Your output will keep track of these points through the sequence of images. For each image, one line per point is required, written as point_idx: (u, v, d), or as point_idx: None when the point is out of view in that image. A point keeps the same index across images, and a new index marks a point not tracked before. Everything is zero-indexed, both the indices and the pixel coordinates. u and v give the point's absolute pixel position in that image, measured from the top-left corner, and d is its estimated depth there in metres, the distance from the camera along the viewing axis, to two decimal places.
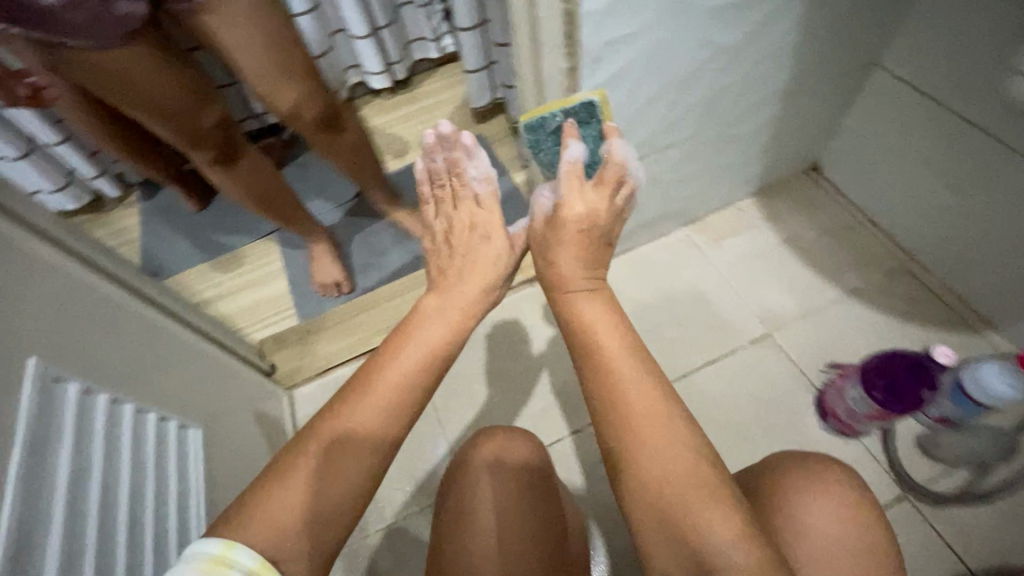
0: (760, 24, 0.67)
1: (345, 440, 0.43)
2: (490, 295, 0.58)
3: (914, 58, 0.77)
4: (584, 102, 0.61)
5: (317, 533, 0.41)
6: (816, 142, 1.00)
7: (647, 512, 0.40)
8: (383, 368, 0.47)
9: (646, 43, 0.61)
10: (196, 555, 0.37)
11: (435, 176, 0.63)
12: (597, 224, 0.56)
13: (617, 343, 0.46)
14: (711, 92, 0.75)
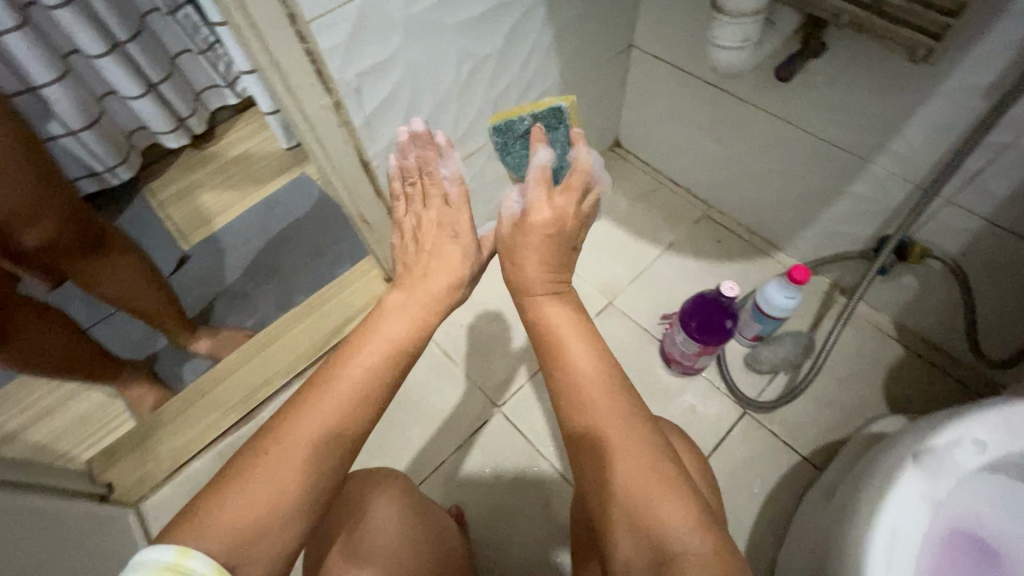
0: (511, 31, 0.72)
1: (314, 441, 0.41)
2: (457, 293, 0.58)
3: (657, 35, 0.88)
4: (553, 107, 0.70)
5: (281, 534, 0.39)
6: (612, 121, 1.10)
7: (615, 507, 0.43)
8: (347, 364, 0.46)
9: (402, 66, 0.63)
10: (144, 564, 0.34)
11: (407, 173, 0.61)
12: (562, 232, 0.58)
13: (582, 348, 0.50)
14: (491, 100, 0.79)
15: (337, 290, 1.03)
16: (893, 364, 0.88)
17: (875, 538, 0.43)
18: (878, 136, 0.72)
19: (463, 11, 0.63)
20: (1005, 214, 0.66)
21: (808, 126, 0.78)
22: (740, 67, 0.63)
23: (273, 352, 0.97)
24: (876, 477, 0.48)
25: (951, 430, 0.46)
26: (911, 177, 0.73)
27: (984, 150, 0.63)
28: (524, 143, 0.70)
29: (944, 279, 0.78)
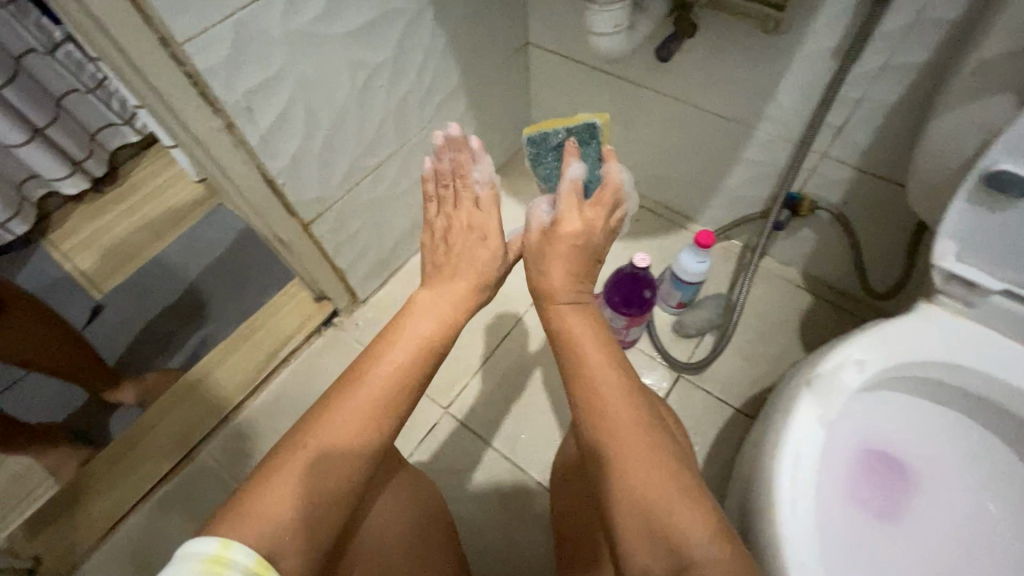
0: (401, 38, 0.73)
1: (346, 440, 0.43)
2: (482, 294, 0.58)
3: (548, 32, 0.92)
4: (587, 123, 0.65)
5: (314, 530, 0.41)
6: (522, 118, 1.13)
7: (633, 515, 0.42)
8: (378, 361, 0.47)
9: (293, 81, 0.63)
10: (190, 556, 0.35)
11: (441, 177, 0.62)
12: (588, 244, 0.58)
13: (604, 355, 0.50)
14: (393, 107, 0.80)
15: (266, 318, 1.00)
16: (805, 312, 0.95)
17: (782, 462, 0.47)
18: (755, 104, 0.78)
19: (347, 22, 0.64)
20: (870, 162, 0.73)
21: (695, 102, 0.84)
22: (619, 52, 0.68)
23: (205, 391, 0.93)
24: (779, 411, 0.52)
25: (836, 355, 0.52)
26: (789, 138, 0.79)
27: (842, 106, 0.70)
28: (556, 157, 0.68)
29: (834, 228, 0.86)
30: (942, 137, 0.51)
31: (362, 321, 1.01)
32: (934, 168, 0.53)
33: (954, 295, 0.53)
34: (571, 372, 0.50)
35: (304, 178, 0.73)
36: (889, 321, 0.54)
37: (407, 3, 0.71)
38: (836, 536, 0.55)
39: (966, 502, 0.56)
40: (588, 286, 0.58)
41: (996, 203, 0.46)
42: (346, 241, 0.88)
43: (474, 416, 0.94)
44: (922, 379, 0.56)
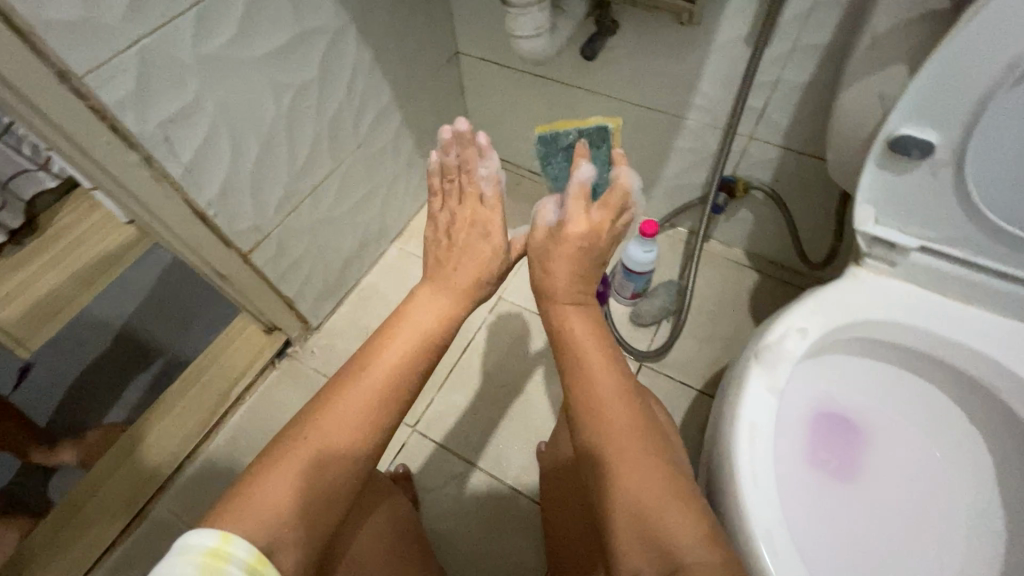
0: (325, 56, 0.72)
1: (346, 435, 0.42)
2: (483, 291, 0.55)
3: (475, 40, 0.92)
4: (598, 127, 0.72)
5: (313, 526, 0.40)
6: (461, 127, 1.12)
7: (629, 519, 0.42)
8: (381, 353, 0.46)
9: (212, 108, 0.61)
10: (188, 548, 0.34)
11: (446, 171, 0.57)
12: (595, 246, 0.55)
13: (604, 361, 0.49)
14: (325, 126, 0.78)
15: (214, 356, 0.95)
16: (753, 289, 0.99)
17: (738, 435, 0.48)
18: (682, 94, 0.81)
19: (264, 44, 0.63)
20: (793, 140, 0.77)
21: (626, 97, 0.86)
22: (544, 53, 0.68)
23: (154, 442, 0.88)
24: (731, 388, 0.53)
25: (778, 326, 0.54)
26: (717, 124, 0.82)
27: (761, 89, 0.73)
28: (565, 157, 0.75)
29: (769, 205, 0.90)
30: (849, 110, 0.54)
31: (318, 348, 0.98)
32: (845, 140, 0.57)
33: (879, 257, 0.56)
34: (570, 367, 0.50)
35: (237, 206, 0.70)
36: (824, 288, 0.57)
37: (326, 21, 0.70)
38: (797, 500, 0.57)
39: (912, 450, 0.59)
40: (591, 287, 0.56)
41: (899, 165, 0.49)
42: (291, 267, 0.85)
43: (444, 428, 0.91)
44: (860, 339, 0.59)
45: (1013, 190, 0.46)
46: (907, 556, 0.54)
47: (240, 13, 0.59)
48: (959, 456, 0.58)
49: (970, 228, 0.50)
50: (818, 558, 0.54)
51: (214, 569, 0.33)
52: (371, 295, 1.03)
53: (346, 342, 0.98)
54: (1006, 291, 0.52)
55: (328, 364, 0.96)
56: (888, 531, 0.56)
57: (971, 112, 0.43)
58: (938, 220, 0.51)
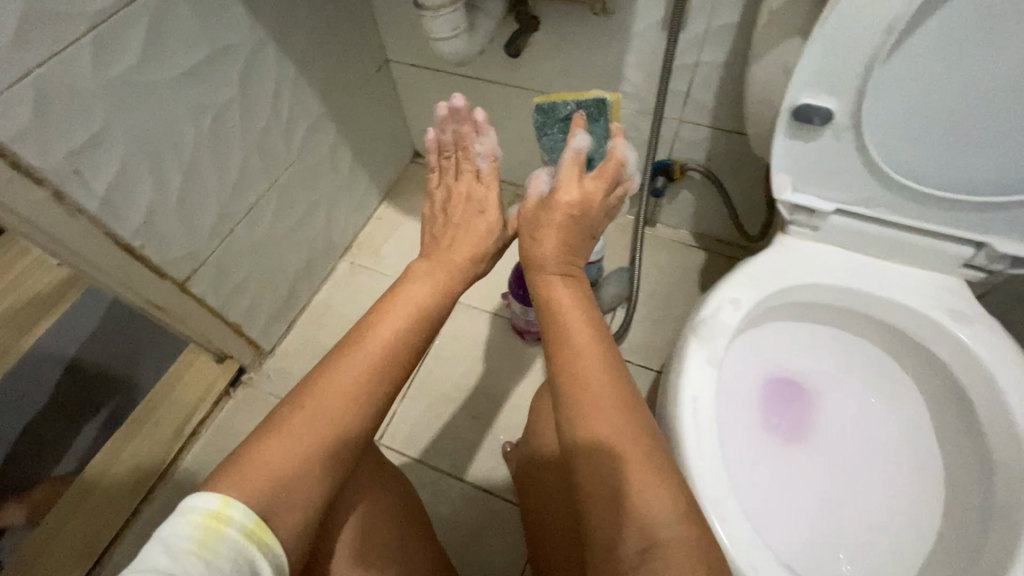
0: (244, 73, 0.71)
1: (338, 407, 0.43)
2: (479, 265, 0.56)
3: (402, 46, 0.92)
4: (598, 99, 0.63)
5: (309, 492, 0.41)
6: (401, 135, 1.11)
7: (606, 494, 0.43)
8: (374, 329, 0.46)
9: (125, 136, 0.59)
10: (192, 509, 0.37)
11: (444, 148, 0.58)
12: (582, 218, 0.54)
13: (591, 333, 0.49)
14: (253, 145, 0.76)
15: (165, 392, 0.91)
16: (701, 267, 1.01)
17: (682, 408, 0.49)
18: (609, 83, 0.82)
19: (173, 66, 0.61)
20: (719, 119, 0.79)
21: (557, 91, 0.86)
22: (466, 53, 0.69)
23: (107, 487, 0.84)
24: (674, 361, 0.54)
25: (712, 300, 0.55)
26: (647, 110, 0.84)
27: (683, 72, 0.75)
28: (563, 128, 0.66)
29: (706, 184, 0.92)
30: (757, 85, 0.56)
31: (273, 372, 0.95)
32: (758, 114, 0.58)
33: (802, 223, 0.58)
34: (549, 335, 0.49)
35: (166, 235, 0.68)
36: (754, 258, 0.59)
37: (240, 38, 0.69)
38: (749, 468, 0.58)
39: (854, 406, 0.62)
40: (579, 260, 0.55)
41: (807, 134, 0.51)
42: (234, 293, 0.82)
43: (411, 438, 0.89)
44: (794, 304, 0.61)
45: (908, 145, 0.50)
46: (855, 509, 0.56)
47: (143, 36, 0.57)
48: (896, 407, 0.61)
49: (878, 187, 0.53)
50: (772, 520, 0.56)
51: (213, 530, 0.36)
52: (324, 313, 1.01)
53: (302, 363, 0.96)
54: (919, 243, 0.54)
55: (285, 386, 0.94)
56: (837, 487, 0.58)
57: (861, 74, 0.46)
58: (850, 183, 0.54)
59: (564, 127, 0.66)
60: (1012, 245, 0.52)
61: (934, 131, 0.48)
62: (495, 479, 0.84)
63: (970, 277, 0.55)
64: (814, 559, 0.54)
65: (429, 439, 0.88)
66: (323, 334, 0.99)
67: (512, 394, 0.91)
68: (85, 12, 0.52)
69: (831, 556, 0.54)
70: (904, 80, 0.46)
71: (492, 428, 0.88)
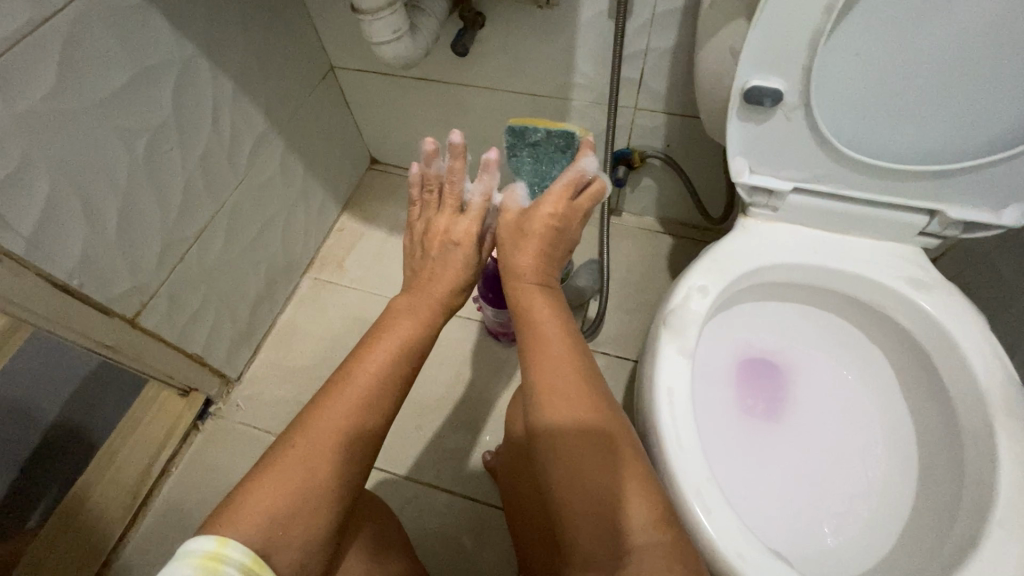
0: (176, 93, 0.67)
1: (331, 440, 0.42)
2: (456, 298, 0.57)
3: (346, 51, 0.89)
4: (567, 131, 0.61)
5: (305, 527, 0.40)
6: (354, 143, 1.08)
7: (588, 504, 0.42)
8: (363, 360, 0.47)
9: (47, 169, 0.55)
10: (186, 552, 0.34)
11: (427, 182, 0.60)
12: (562, 233, 0.56)
13: (571, 344, 0.49)
14: (195, 167, 0.72)
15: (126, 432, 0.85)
16: (669, 252, 1.01)
17: (659, 402, 0.49)
18: (560, 76, 0.80)
19: (96, 91, 0.58)
20: (674, 104, 0.79)
21: (509, 87, 0.84)
22: (411, 56, 0.66)
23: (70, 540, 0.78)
24: (647, 355, 0.54)
25: (681, 288, 0.55)
26: (601, 101, 0.82)
27: (633, 59, 0.74)
28: (532, 154, 0.63)
29: (667, 170, 0.92)
30: (706, 71, 0.56)
31: (242, 400, 0.92)
32: (709, 99, 0.58)
33: (762, 205, 0.58)
34: (527, 343, 0.49)
35: (107, 270, 0.64)
36: (718, 243, 0.58)
37: (167, 55, 0.65)
38: (728, 452, 0.58)
39: (826, 379, 0.63)
40: (554, 274, 0.57)
41: (758, 116, 0.51)
42: (190, 323, 0.78)
43: (391, 454, 0.86)
44: (761, 286, 0.61)
45: (856, 120, 0.50)
46: (834, 481, 0.57)
47: (57, 63, 0.54)
48: (865, 376, 0.62)
49: (832, 164, 0.53)
50: (753, 502, 0.56)
51: (212, 570, 0.33)
52: (291, 333, 0.97)
53: (272, 388, 0.92)
54: (876, 216, 0.55)
55: (256, 413, 0.91)
56: (816, 461, 0.58)
57: (806, 53, 0.46)
58: (805, 162, 0.54)
59: (533, 152, 0.63)
60: (966, 210, 0.52)
61: (879, 105, 0.49)
62: (481, 487, 0.83)
63: (927, 244, 0.56)
64: (799, 535, 0.55)
65: (410, 454, 0.86)
66: (292, 356, 0.95)
67: (492, 399, 0.90)
68: None
69: (816, 530, 0.55)
70: (846, 57, 0.46)
71: (473, 436, 0.87)
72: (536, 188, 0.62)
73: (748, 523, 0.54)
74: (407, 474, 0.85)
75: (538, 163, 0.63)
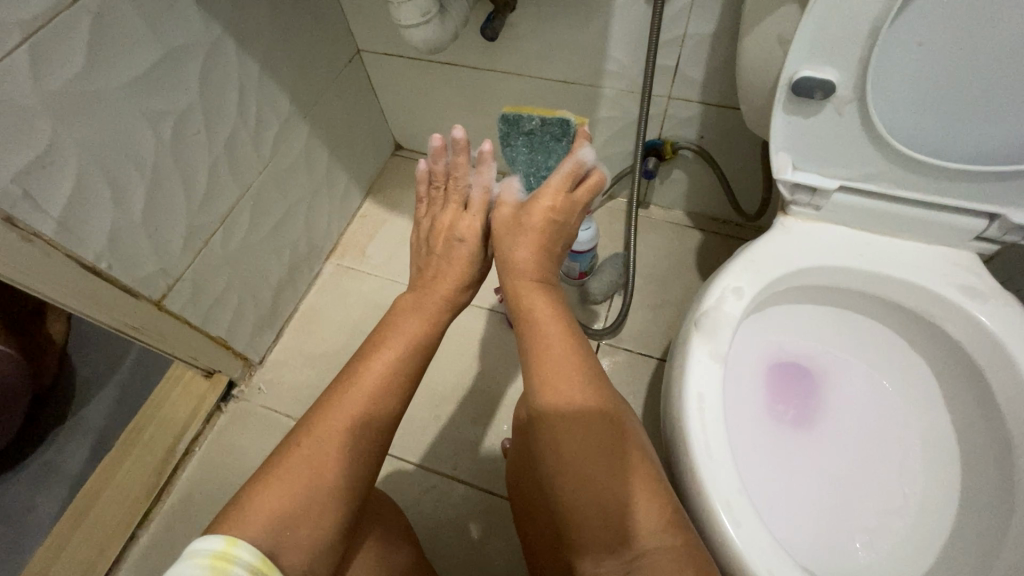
0: (202, 75, 0.66)
1: (338, 439, 0.41)
2: (462, 297, 0.55)
3: (374, 34, 0.87)
4: (562, 119, 0.57)
5: (315, 526, 0.39)
6: (379, 128, 1.06)
7: (598, 509, 0.40)
8: (367, 361, 0.46)
9: (77, 153, 0.55)
10: (195, 552, 0.33)
11: (434, 178, 0.58)
12: (561, 227, 0.54)
13: (573, 345, 0.47)
14: (219, 150, 0.72)
15: (152, 412, 0.87)
16: (698, 247, 0.98)
17: (687, 409, 0.47)
18: (593, 62, 0.77)
19: (124, 74, 0.57)
20: (710, 93, 0.75)
21: (539, 73, 0.82)
22: (438, 41, 0.64)
23: (100, 515, 0.79)
24: (676, 356, 0.52)
25: (714, 290, 0.53)
26: (635, 89, 0.79)
27: (670, 46, 0.71)
28: (529, 143, 0.59)
29: (698, 162, 0.89)
30: (750, 60, 0.53)
31: (264, 384, 0.92)
32: (752, 89, 0.54)
33: (804, 203, 0.56)
34: (527, 344, 0.48)
35: (133, 253, 0.64)
36: (756, 243, 0.56)
37: (194, 37, 0.64)
38: (757, 461, 0.56)
39: (865, 386, 0.60)
40: (553, 269, 0.55)
41: (807, 109, 0.49)
42: (214, 307, 0.79)
43: (409, 443, 0.86)
44: (798, 288, 0.59)
45: (915, 114, 0.47)
46: (864, 495, 0.55)
47: (85, 44, 0.53)
48: (909, 386, 0.58)
49: (883, 161, 0.50)
50: (781, 512, 0.54)
51: (222, 572, 0.32)
52: (313, 319, 0.98)
53: (293, 372, 0.93)
54: (926, 216, 0.52)
55: (277, 397, 0.91)
56: (845, 472, 0.56)
57: (864, 43, 0.43)
58: (853, 159, 0.51)
59: (527, 141, 0.60)
60: None
61: (942, 101, 0.45)
62: (498, 480, 0.82)
63: (982, 250, 0.52)
64: (828, 550, 0.52)
65: (429, 444, 0.86)
66: (312, 341, 0.96)
67: (511, 393, 0.88)
68: (15, 22, 0.48)
69: (846, 545, 0.53)
70: (907, 47, 0.43)
71: (491, 429, 0.86)
72: (531, 178, 0.60)
73: (774, 535, 0.52)
74: (424, 464, 0.84)
75: (533, 152, 0.60)
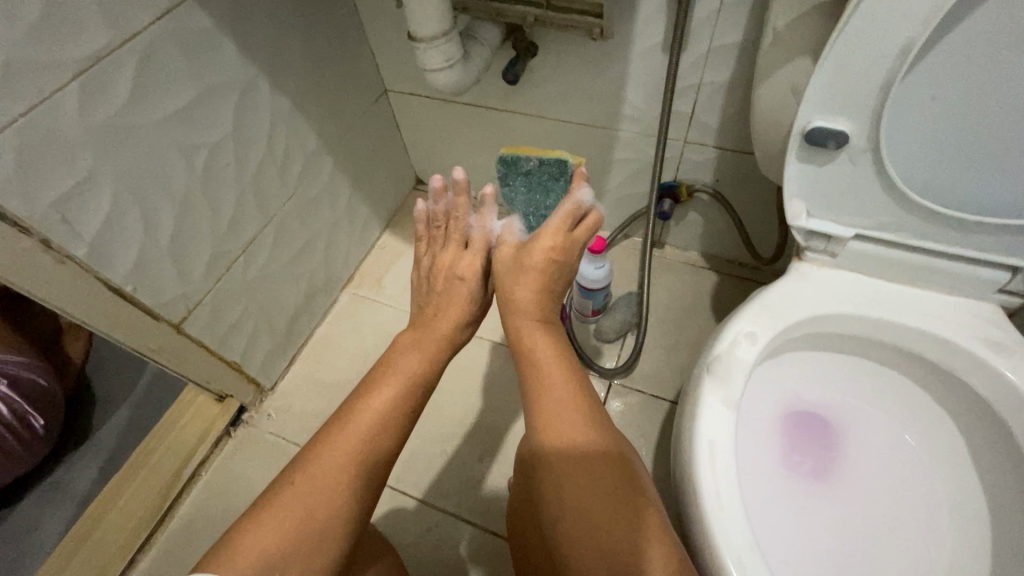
0: (236, 111, 0.70)
1: (333, 477, 0.41)
2: (462, 335, 0.56)
3: (401, 76, 0.91)
4: (559, 159, 0.61)
5: (307, 567, 0.38)
6: (401, 163, 1.10)
7: (598, 560, 0.39)
8: (365, 398, 0.46)
9: (113, 182, 0.58)
10: None
11: (434, 217, 0.58)
12: (562, 266, 0.54)
13: (571, 387, 0.47)
14: (246, 181, 0.75)
15: (163, 433, 0.88)
16: (712, 290, 0.97)
17: (698, 456, 0.46)
18: (610, 106, 0.79)
19: (163, 110, 0.61)
20: (726, 139, 0.76)
21: (558, 116, 0.84)
22: (460, 84, 0.67)
23: (103, 536, 0.79)
24: (687, 399, 0.51)
25: (727, 334, 0.52)
26: (651, 133, 0.80)
27: (686, 93, 0.72)
28: (526, 181, 0.63)
29: (713, 205, 0.89)
30: (764, 110, 0.54)
31: (274, 410, 0.93)
32: (767, 136, 0.55)
33: (819, 249, 0.55)
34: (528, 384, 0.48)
35: (157, 277, 0.66)
36: (769, 288, 0.55)
37: (231, 76, 0.68)
38: (770, 511, 0.54)
39: (884, 440, 0.58)
40: (555, 307, 0.55)
41: (821, 157, 0.49)
42: (230, 332, 0.80)
43: (413, 478, 0.85)
44: (813, 336, 0.57)
45: (929, 165, 0.47)
46: (886, 556, 0.52)
47: (130, 80, 0.57)
48: (932, 441, 0.56)
49: (899, 210, 0.50)
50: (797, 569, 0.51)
51: None
52: (326, 347, 0.99)
53: (303, 399, 0.93)
54: (945, 267, 0.51)
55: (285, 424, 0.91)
56: (864, 530, 0.53)
57: (876, 97, 0.43)
58: (869, 208, 0.51)
59: (525, 181, 0.64)
60: None
61: (957, 153, 0.46)
62: (501, 520, 0.80)
63: (1006, 302, 0.51)
64: None
65: (434, 478, 0.84)
66: (323, 370, 0.96)
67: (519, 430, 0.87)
68: (67, 60, 0.51)
69: None
70: (921, 100, 0.44)
71: (497, 466, 0.85)
72: (530, 218, 0.62)
73: None
74: (428, 500, 0.83)
75: (531, 191, 0.63)
